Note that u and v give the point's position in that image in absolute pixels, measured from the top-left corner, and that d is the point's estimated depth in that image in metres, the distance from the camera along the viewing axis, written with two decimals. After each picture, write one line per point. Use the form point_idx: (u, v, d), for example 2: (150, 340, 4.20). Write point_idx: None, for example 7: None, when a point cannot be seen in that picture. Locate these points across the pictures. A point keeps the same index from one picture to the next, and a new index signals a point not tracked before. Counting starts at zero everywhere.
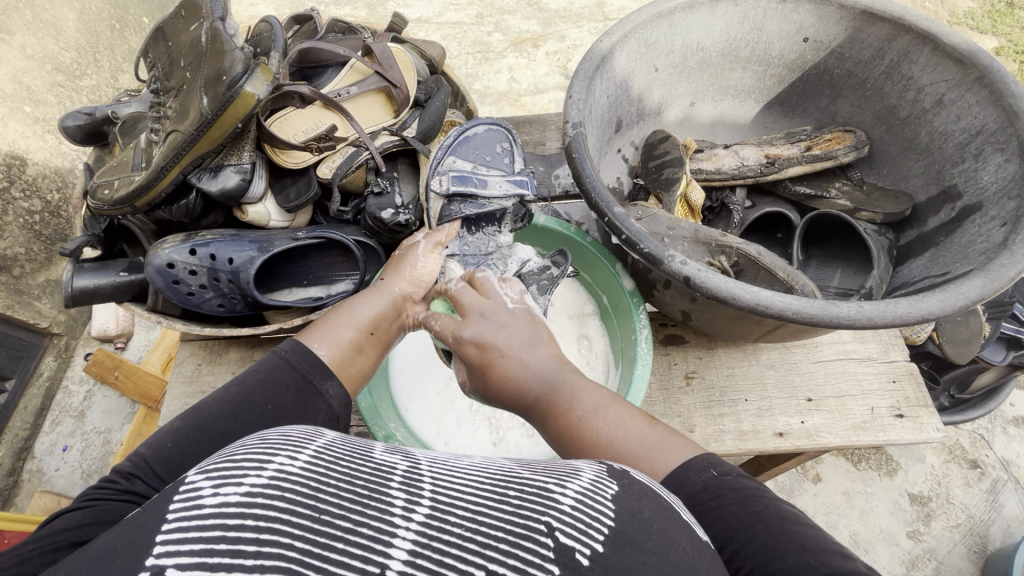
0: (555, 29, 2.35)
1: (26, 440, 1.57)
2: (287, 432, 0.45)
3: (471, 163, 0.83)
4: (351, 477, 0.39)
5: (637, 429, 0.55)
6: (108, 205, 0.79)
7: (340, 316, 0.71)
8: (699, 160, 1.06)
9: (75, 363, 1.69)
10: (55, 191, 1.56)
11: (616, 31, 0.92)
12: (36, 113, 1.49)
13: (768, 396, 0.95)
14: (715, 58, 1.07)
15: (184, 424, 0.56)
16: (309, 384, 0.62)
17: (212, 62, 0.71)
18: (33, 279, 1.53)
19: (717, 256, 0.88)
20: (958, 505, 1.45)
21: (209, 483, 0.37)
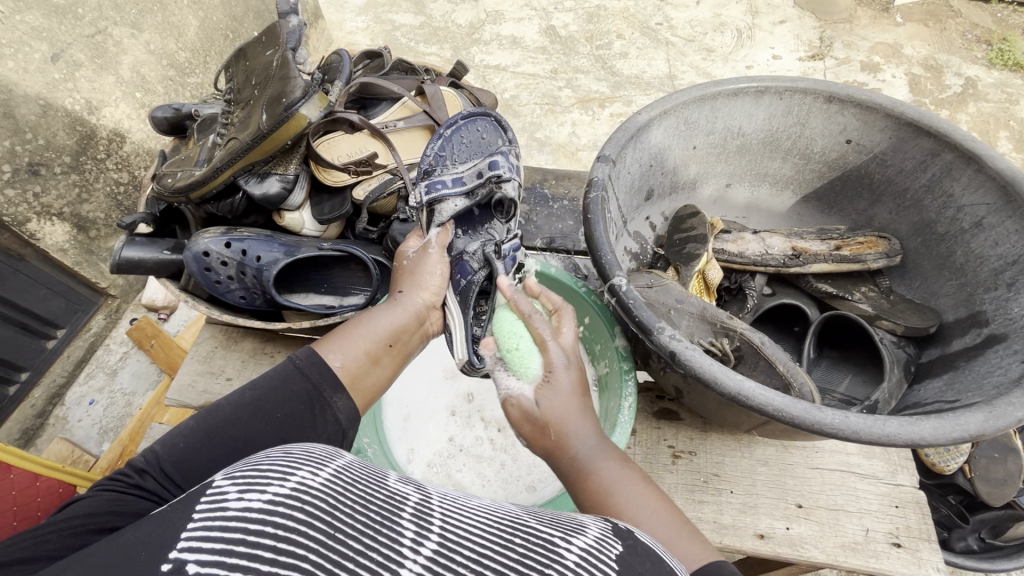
0: (623, 93, 2.45)
1: (60, 386, 1.71)
2: (307, 449, 0.47)
3: (447, 162, 0.84)
4: (366, 501, 0.41)
5: (662, 517, 0.54)
6: (169, 192, 0.89)
7: (362, 328, 0.74)
8: (725, 240, 1.07)
9: (119, 325, 1.82)
10: (142, 168, 1.74)
11: (656, 106, 0.96)
12: (143, 100, 1.69)
13: (755, 492, 0.91)
14: (755, 145, 1.09)
15: (200, 424, 0.59)
16: (319, 396, 0.64)
17: (277, 85, 0.79)
18: (104, 243, 1.69)
19: (720, 338, 0.87)
20: None
21: (234, 488, 0.39)
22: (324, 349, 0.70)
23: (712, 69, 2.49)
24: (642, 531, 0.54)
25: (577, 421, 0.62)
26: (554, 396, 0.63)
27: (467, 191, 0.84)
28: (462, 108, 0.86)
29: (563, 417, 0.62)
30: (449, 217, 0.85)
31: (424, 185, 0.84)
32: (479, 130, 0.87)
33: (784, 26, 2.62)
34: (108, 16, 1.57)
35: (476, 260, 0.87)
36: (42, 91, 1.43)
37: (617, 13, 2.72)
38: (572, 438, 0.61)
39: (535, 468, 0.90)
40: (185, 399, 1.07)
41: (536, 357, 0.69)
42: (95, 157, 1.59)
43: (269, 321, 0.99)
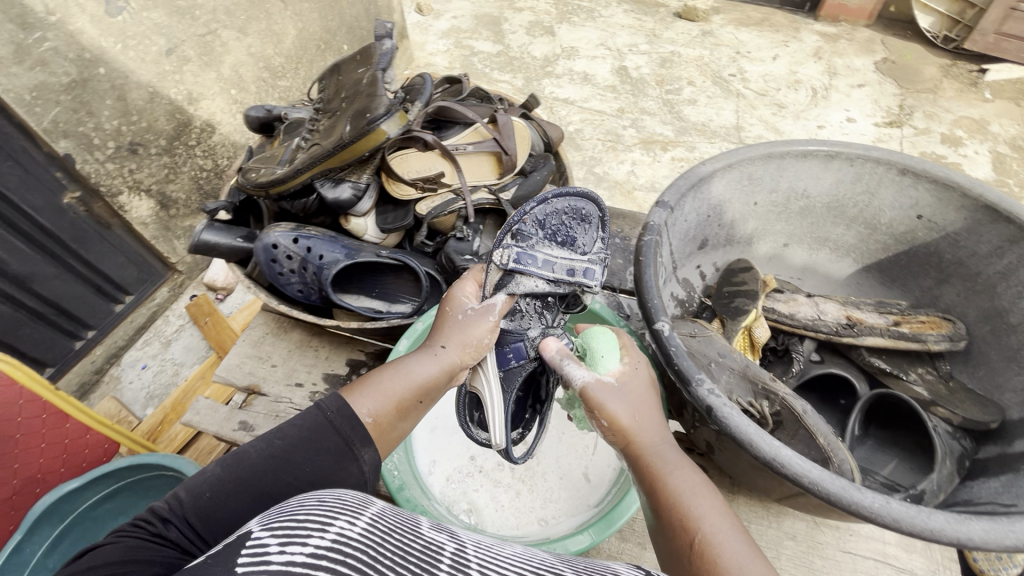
0: (686, 138, 2.46)
1: (120, 347, 1.83)
2: (340, 497, 0.51)
3: (541, 238, 0.84)
4: (401, 551, 0.45)
5: (732, 531, 0.59)
6: (251, 186, 0.97)
7: (392, 375, 0.73)
8: (776, 299, 1.05)
9: (180, 299, 1.96)
10: (225, 158, 1.89)
11: (721, 159, 0.97)
12: (236, 96, 1.83)
13: (778, 566, 0.87)
14: (818, 209, 1.08)
15: (226, 472, 0.60)
16: (347, 451, 0.64)
17: (363, 101, 0.86)
18: (180, 222, 1.83)
19: (760, 399, 0.85)
20: None
21: (275, 540, 0.41)
22: (355, 398, 0.70)
23: (781, 125, 2.47)
24: (710, 535, 0.59)
25: (652, 425, 0.71)
26: (634, 386, 0.75)
27: (552, 278, 0.83)
28: (573, 186, 0.85)
29: (639, 420, 0.71)
30: (519, 290, 0.83)
31: (512, 251, 0.82)
32: (583, 215, 0.86)
33: (863, 89, 2.57)
34: (220, 19, 1.69)
35: (530, 344, 0.87)
36: (152, 80, 1.56)
37: (691, 60, 2.75)
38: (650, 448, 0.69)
39: (550, 504, 0.90)
40: (232, 378, 1.13)
41: (618, 354, 0.79)
42: (186, 144, 1.74)
43: (319, 316, 1.05)
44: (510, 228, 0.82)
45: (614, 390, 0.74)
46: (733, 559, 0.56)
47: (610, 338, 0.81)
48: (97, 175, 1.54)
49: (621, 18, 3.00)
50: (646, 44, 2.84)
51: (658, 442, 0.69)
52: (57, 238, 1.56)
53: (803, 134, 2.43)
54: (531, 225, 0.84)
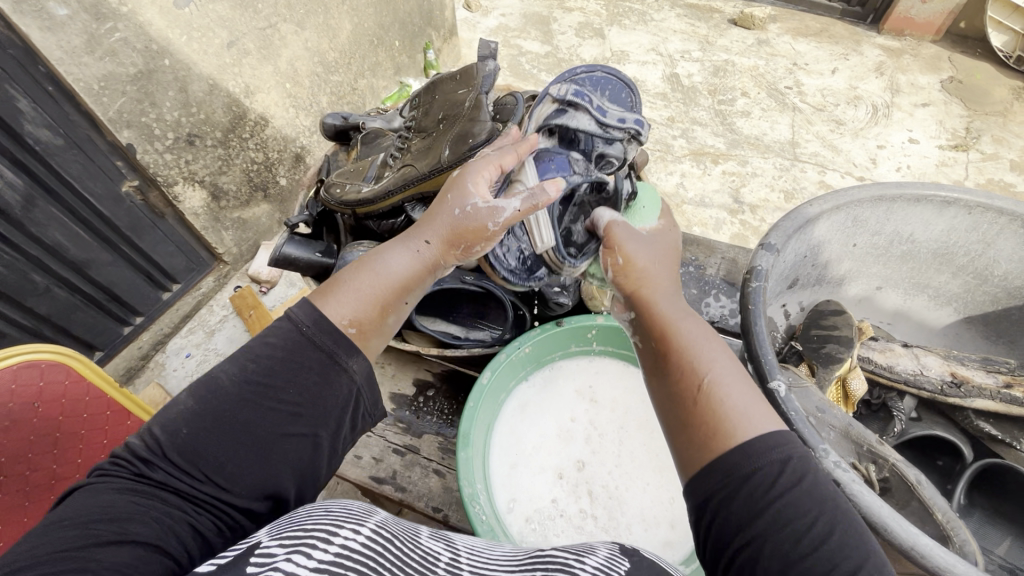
0: (738, 152, 2.38)
1: (165, 334, 1.82)
2: (340, 506, 0.55)
3: (593, 89, 0.88)
4: (402, 562, 0.49)
5: (734, 373, 0.58)
6: (336, 202, 0.95)
7: (368, 274, 0.67)
8: (872, 348, 0.99)
9: (225, 289, 1.92)
10: (276, 152, 1.85)
11: (829, 200, 0.91)
12: (291, 91, 1.81)
13: None
14: (922, 255, 1.02)
15: (198, 405, 0.56)
16: (333, 363, 0.59)
17: (464, 124, 0.83)
18: (230, 213, 1.80)
19: (866, 463, 0.79)
20: None
21: (282, 550, 0.44)
22: (337, 300, 0.63)
23: (839, 143, 2.38)
24: (711, 375, 0.58)
25: (662, 284, 0.71)
26: (653, 259, 0.74)
27: (604, 123, 0.85)
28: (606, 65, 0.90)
29: (651, 266, 0.73)
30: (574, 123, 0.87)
31: (572, 90, 0.87)
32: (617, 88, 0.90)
33: (926, 109, 2.46)
34: (280, 13, 1.68)
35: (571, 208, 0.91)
36: (213, 72, 1.53)
37: (745, 70, 2.66)
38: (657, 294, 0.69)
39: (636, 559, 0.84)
40: None
41: (651, 219, 0.86)
42: (240, 136, 1.70)
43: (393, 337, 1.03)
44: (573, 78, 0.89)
45: (641, 244, 0.76)
46: (739, 405, 0.55)
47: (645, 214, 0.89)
48: (156, 165, 1.51)
49: (674, 22, 2.92)
50: (699, 51, 2.75)
51: (663, 293, 0.70)
52: (113, 227, 1.56)
53: (862, 153, 2.34)
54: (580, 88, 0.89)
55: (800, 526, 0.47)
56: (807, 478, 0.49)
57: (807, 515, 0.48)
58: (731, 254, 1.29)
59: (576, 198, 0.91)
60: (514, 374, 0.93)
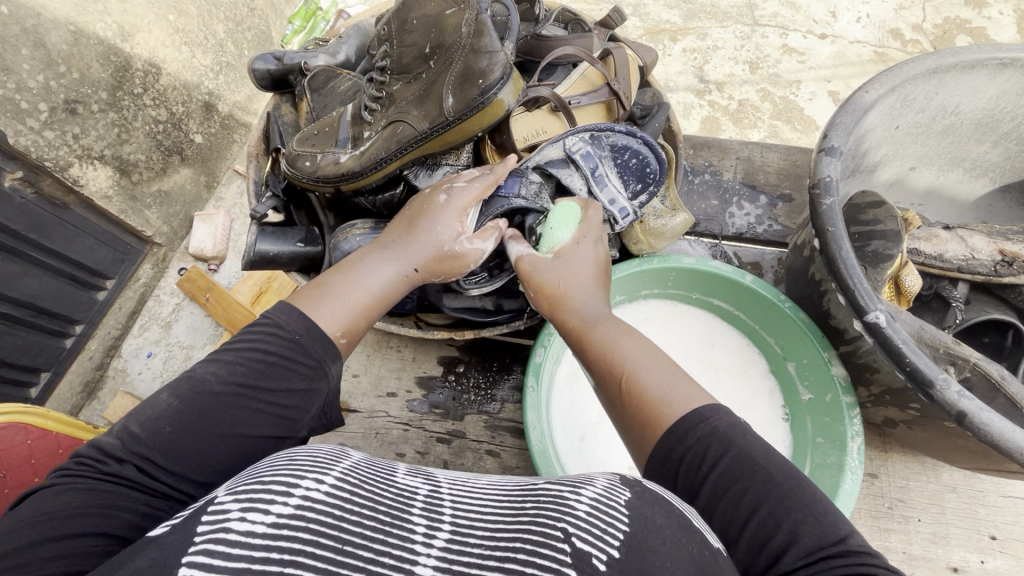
0: (696, 24, 2.21)
1: (116, 338, 1.50)
2: (312, 451, 0.48)
3: (603, 163, 0.76)
4: (375, 500, 0.43)
5: (658, 365, 0.56)
6: (310, 179, 0.76)
7: (348, 282, 0.63)
8: (916, 238, 0.93)
9: (169, 275, 1.58)
10: (180, 104, 1.48)
11: (884, 82, 0.80)
12: (177, 24, 1.44)
13: (946, 521, 0.85)
14: (965, 127, 0.93)
15: (179, 402, 0.50)
16: (320, 369, 0.56)
17: (466, 60, 0.65)
18: (147, 188, 1.45)
19: (947, 366, 0.76)
20: None
21: (237, 504, 0.39)
22: (312, 308, 0.59)
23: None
24: (636, 375, 0.56)
25: (581, 287, 0.67)
26: (571, 257, 0.69)
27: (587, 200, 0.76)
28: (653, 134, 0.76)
29: (566, 280, 0.67)
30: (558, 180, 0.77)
31: (580, 150, 0.76)
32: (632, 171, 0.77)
33: None
34: None
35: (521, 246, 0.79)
36: (72, 16, 1.20)
37: None
38: (573, 301, 0.65)
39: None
40: None
41: (569, 227, 0.71)
42: (130, 92, 1.35)
43: (408, 321, 0.90)
44: (591, 128, 0.76)
45: (548, 261, 0.69)
46: (658, 389, 0.54)
47: (570, 212, 0.73)
48: (36, 148, 1.18)
49: None
50: None
51: (582, 300, 0.65)
52: (10, 231, 1.19)
53: (821, 8, 2.20)
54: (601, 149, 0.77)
55: (770, 522, 0.45)
56: (735, 451, 0.48)
57: (740, 482, 0.47)
58: (745, 152, 1.17)
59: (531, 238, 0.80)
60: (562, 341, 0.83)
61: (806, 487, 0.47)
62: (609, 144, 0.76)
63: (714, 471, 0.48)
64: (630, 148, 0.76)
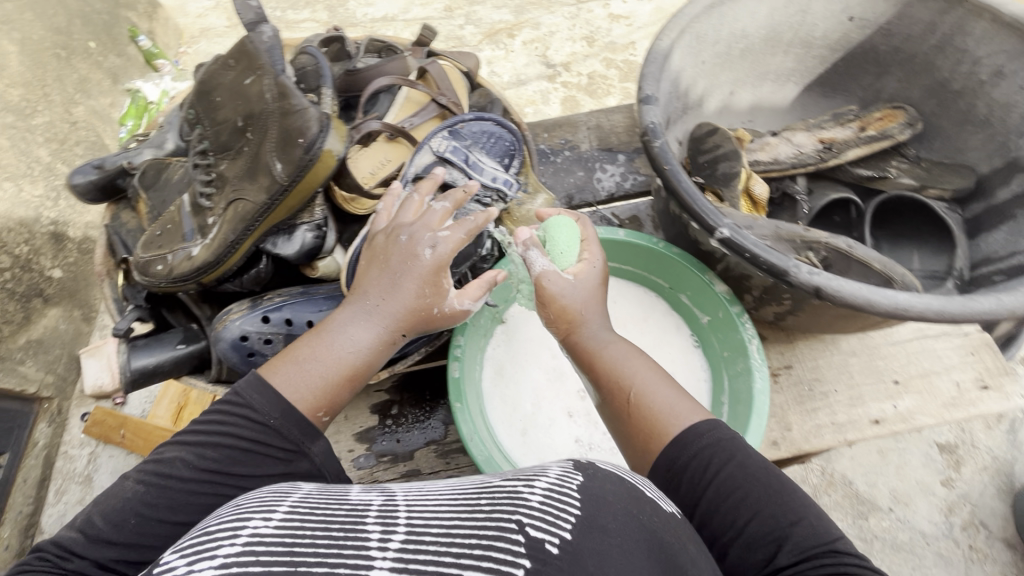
0: (527, 17, 2.35)
1: (30, 517, 1.29)
2: (255, 496, 0.46)
3: (474, 150, 0.79)
4: (326, 522, 0.41)
5: (667, 387, 0.63)
6: (168, 282, 0.73)
7: (320, 353, 0.63)
8: (753, 151, 1.05)
9: (72, 427, 1.40)
10: (23, 243, 1.33)
11: (673, 28, 0.89)
12: None
13: (856, 383, 0.95)
14: (757, 45, 1.05)
15: (147, 491, 0.53)
16: (298, 450, 0.59)
17: (278, 122, 0.65)
18: (11, 342, 1.30)
19: (805, 252, 0.85)
20: (983, 447, 1.44)
21: (183, 560, 0.37)
22: (283, 380, 0.61)
23: None
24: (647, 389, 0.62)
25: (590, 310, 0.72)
26: (584, 282, 0.72)
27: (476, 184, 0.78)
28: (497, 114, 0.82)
29: (580, 303, 0.71)
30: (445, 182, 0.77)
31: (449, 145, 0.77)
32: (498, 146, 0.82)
33: None
34: None
35: None
36: None
37: None
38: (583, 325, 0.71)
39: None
40: None
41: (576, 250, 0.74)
42: None
43: None
44: (449, 125, 0.79)
45: (569, 283, 0.72)
46: (665, 402, 0.61)
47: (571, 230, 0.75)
48: None
49: None
50: None
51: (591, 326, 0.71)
52: None
53: None
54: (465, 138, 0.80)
55: (770, 522, 0.51)
56: (738, 461, 0.54)
57: (744, 493, 0.53)
58: (594, 121, 1.25)
59: None
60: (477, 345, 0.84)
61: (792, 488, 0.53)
62: (467, 133, 0.80)
63: (718, 474, 0.54)
64: (486, 131, 0.81)
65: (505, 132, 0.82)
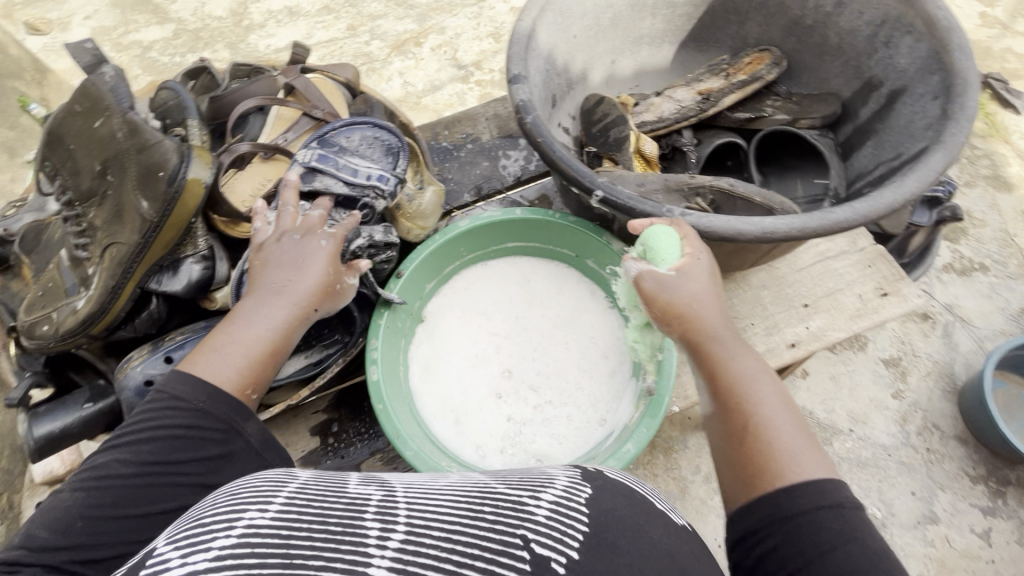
0: (431, 23, 2.37)
1: None
2: (255, 481, 0.44)
3: (347, 154, 0.78)
4: (324, 515, 0.39)
5: (795, 429, 0.56)
6: (56, 341, 0.70)
7: (232, 336, 0.62)
8: (639, 113, 1.09)
9: (23, 519, 1.33)
10: None
11: (532, 7, 0.91)
12: None
13: (770, 314, 1.00)
14: (624, 13, 1.09)
15: (86, 495, 0.55)
16: (229, 430, 0.60)
17: (138, 159, 0.65)
18: None
19: (693, 198, 0.89)
20: (924, 356, 1.86)
21: (177, 552, 0.36)
22: (200, 366, 0.61)
23: None
24: (768, 424, 0.57)
25: (717, 322, 0.65)
26: (698, 281, 0.66)
27: (349, 183, 0.76)
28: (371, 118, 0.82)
29: (693, 305, 0.65)
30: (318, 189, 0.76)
31: (315, 152, 0.77)
32: (376, 146, 0.81)
33: None
34: None
35: None
36: None
37: None
38: (714, 335, 0.64)
39: (599, 404, 0.86)
40: None
41: (678, 249, 0.68)
42: None
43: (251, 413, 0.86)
44: (317, 135, 0.79)
45: (676, 279, 0.66)
46: (788, 448, 0.55)
47: (671, 235, 0.69)
48: None
49: None
50: None
51: (717, 328, 0.64)
52: None
53: None
54: (338, 143, 0.79)
55: None
56: (859, 540, 0.47)
57: (865, 571, 0.46)
58: (491, 111, 1.27)
59: None
60: (396, 344, 0.86)
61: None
62: (339, 140, 0.80)
63: (832, 541, 0.48)
64: (360, 134, 0.81)
65: (380, 132, 0.82)
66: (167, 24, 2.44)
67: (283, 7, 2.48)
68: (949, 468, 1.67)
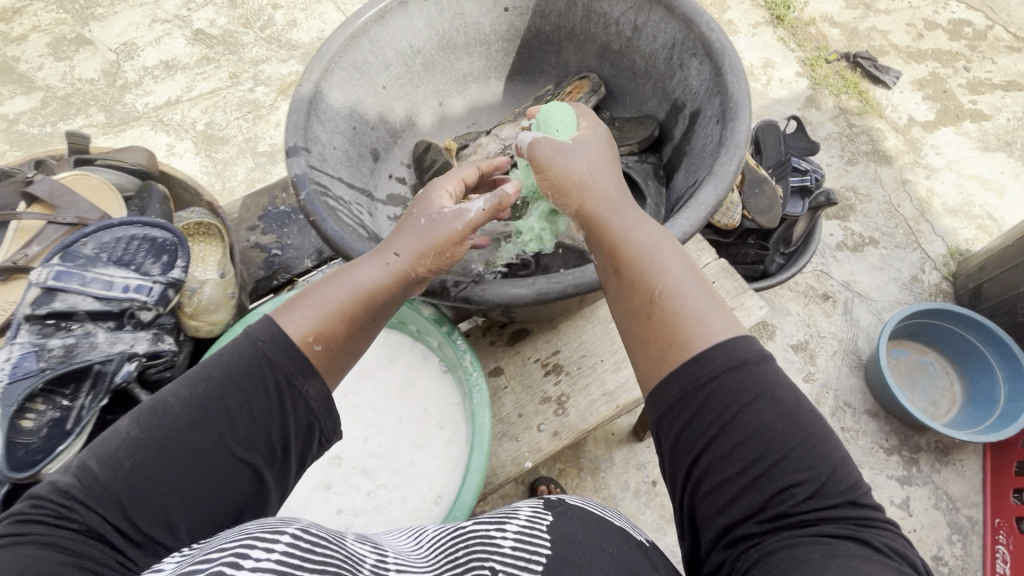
0: None
1: None
2: (258, 524, 0.53)
3: (106, 269, 1.00)
4: (324, 563, 0.49)
5: (700, 285, 0.64)
6: None
7: (332, 286, 0.69)
8: (467, 156, 1.06)
9: None
10: None
11: (313, 68, 0.87)
12: None
13: (619, 347, 0.97)
14: (435, 55, 1.06)
15: (133, 437, 0.58)
16: (287, 387, 0.62)
17: None
18: None
19: None
20: (830, 336, 2.01)
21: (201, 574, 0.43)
22: (286, 313, 0.66)
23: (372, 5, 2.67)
24: (678, 290, 0.63)
25: (613, 196, 0.75)
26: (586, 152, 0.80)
27: (98, 298, 0.99)
28: (132, 223, 1.03)
29: (588, 174, 0.76)
30: (74, 307, 0.97)
31: (55, 272, 0.97)
32: (141, 252, 1.03)
33: None
34: None
35: (50, 360, 0.94)
36: None
37: None
38: (612, 206, 0.73)
39: (433, 479, 0.92)
40: None
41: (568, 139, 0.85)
42: None
43: None
44: (60, 253, 0.98)
45: (570, 154, 0.79)
46: (698, 311, 0.61)
47: (569, 124, 0.89)
48: None
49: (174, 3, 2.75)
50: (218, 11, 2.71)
51: (615, 198, 0.74)
52: None
53: None
54: (97, 257, 1.01)
55: (776, 442, 0.56)
56: (765, 399, 0.57)
57: (758, 419, 0.56)
58: None
59: (93, 365, 0.97)
60: None
61: (787, 384, 0.59)
62: (94, 254, 1.00)
63: (739, 399, 0.56)
64: (121, 247, 1.03)
65: (139, 236, 1.02)
66: (48, 100, 2.51)
67: (162, 64, 2.59)
68: (865, 443, 1.81)
